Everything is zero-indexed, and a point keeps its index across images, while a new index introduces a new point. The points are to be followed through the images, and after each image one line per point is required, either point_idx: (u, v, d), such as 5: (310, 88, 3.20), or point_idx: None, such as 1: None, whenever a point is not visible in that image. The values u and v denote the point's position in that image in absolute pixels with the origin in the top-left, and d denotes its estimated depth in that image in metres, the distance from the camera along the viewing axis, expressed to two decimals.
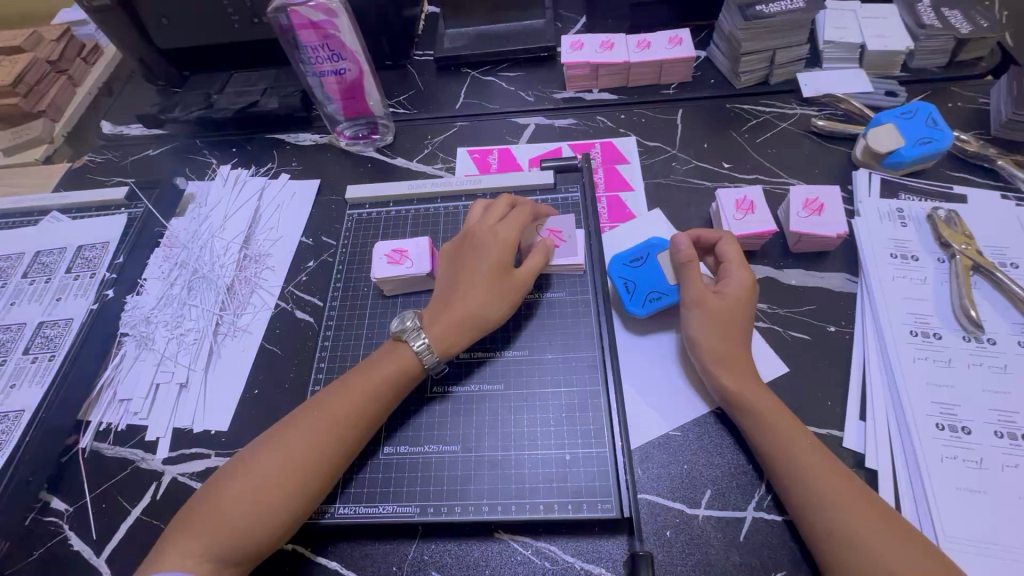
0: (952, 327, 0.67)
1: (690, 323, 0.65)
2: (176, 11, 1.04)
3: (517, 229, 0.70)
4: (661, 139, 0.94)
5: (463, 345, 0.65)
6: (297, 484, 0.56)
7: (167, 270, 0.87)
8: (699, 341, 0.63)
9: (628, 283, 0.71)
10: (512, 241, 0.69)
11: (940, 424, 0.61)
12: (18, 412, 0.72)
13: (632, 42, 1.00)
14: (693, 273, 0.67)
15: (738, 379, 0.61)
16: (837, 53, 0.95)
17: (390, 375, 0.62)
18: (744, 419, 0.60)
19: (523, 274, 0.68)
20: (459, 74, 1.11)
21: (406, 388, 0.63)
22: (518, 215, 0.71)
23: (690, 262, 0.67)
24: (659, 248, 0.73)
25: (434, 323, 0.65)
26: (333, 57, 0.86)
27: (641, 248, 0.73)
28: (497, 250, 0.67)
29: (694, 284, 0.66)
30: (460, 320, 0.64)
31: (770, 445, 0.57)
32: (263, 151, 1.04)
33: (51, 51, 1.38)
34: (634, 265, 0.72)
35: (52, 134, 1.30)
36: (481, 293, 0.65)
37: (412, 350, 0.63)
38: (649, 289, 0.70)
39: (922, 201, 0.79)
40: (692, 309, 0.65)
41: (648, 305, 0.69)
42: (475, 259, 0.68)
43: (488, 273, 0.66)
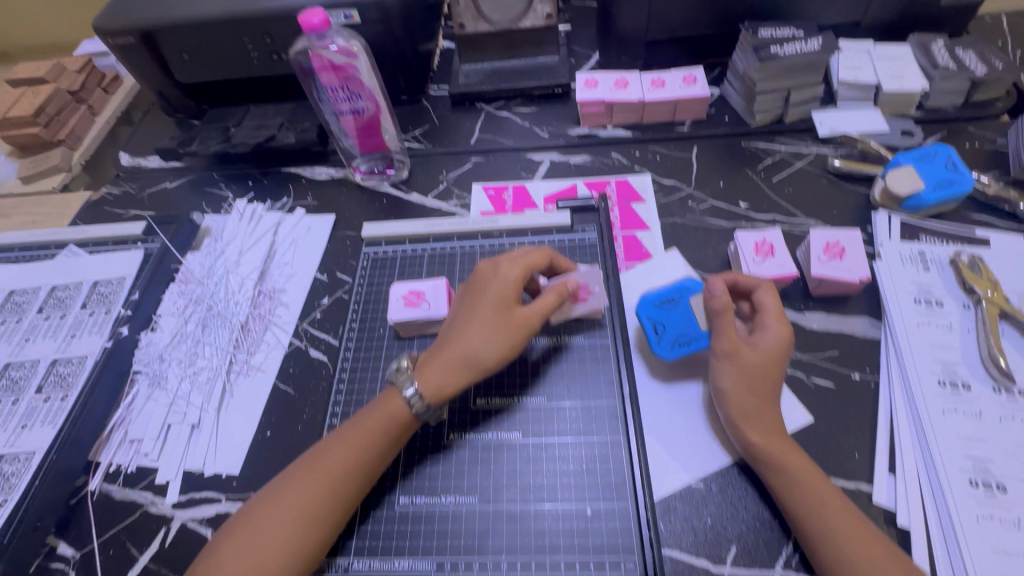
0: (981, 377, 0.66)
1: (717, 374, 0.63)
2: (197, 48, 1.05)
3: (523, 266, 0.67)
4: (677, 177, 0.94)
5: (455, 390, 0.62)
6: (297, 542, 0.55)
7: (182, 306, 0.87)
8: (726, 392, 0.62)
9: (657, 324, 0.70)
10: (517, 279, 0.66)
11: (973, 480, 0.59)
12: (28, 453, 0.71)
13: (647, 80, 1.00)
14: (727, 322, 0.64)
15: (765, 433, 0.59)
16: (852, 92, 0.96)
17: (383, 423, 0.61)
18: (770, 475, 0.58)
19: (532, 313, 0.64)
20: (474, 109, 1.12)
21: (402, 438, 0.62)
22: (527, 254, 0.69)
23: (724, 311, 0.64)
24: (691, 291, 0.71)
25: (427, 366, 0.63)
26: (351, 97, 0.87)
27: (672, 288, 0.72)
28: (498, 289, 0.65)
29: (726, 334, 0.64)
30: (452, 362, 0.62)
31: (800, 505, 0.55)
32: (278, 185, 1.05)
33: (73, 82, 1.41)
34: (663, 306, 0.71)
35: (70, 162, 1.32)
36: (476, 334, 0.63)
37: (404, 398, 0.62)
38: (678, 333, 0.69)
39: (943, 243, 0.78)
40: (722, 360, 0.63)
41: (676, 349, 0.68)
42: (475, 299, 0.66)
43: (487, 313, 0.64)
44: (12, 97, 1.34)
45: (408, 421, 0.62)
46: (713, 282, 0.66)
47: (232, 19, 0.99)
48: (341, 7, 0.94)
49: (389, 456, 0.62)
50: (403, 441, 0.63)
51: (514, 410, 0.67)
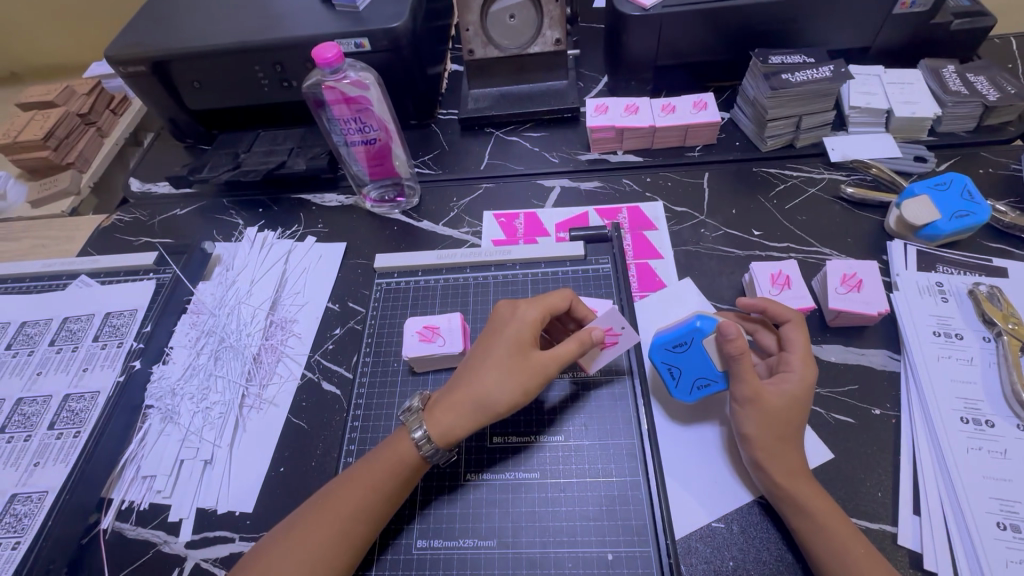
0: (1004, 414, 0.65)
1: (739, 419, 0.63)
2: (208, 76, 1.05)
3: (542, 309, 0.67)
4: (689, 204, 0.94)
5: (465, 432, 0.62)
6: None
7: (194, 338, 0.87)
8: (748, 436, 0.62)
9: (673, 369, 0.68)
10: (535, 322, 0.65)
11: (1001, 522, 0.58)
12: (42, 492, 0.71)
13: (657, 106, 1.00)
14: (745, 365, 0.63)
15: (787, 475, 0.59)
16: (864, 118, 0.95)
17: (392, 463, 0.61)
18: (794, 517, 0.58)
19: (547, 359, 0.63)
20: (483, 134, 1.12)
21: (412, 479, 0.62)
22: (547, 297, 0.68)
23: (741, 354, 0.62)
24: (704, 333, 0.66)
25: (439, 405, 0.63)
26: (362, 128, 0.87)
27: (683, 332, 0.67)
28: (515, 331, 0.65)
29: (745, 377, 0.62)
30: (462, 404, 0.62)
31: (824, 549, 0.55)
32: (288, 212, 1.05)
33: (83, 104, 1.41)
34: (676, 350, 0.68)
35: (79, 186, 1.31)
36: (487, 376, 0.62)
37: (412, 439, 0.62)
38: (696, 376, 0.67)
39: (961, 273, 0.77)
40: (745, 407, 0.62)
41: (696, 392, 0.68)
42: (492, 341, 0.66)
43: (502, 356, 0.63)
44: (23, 121, 1.34)
45: (418, 464, 0.61)
46: (727, 325, 0.62)
47: (243, 48, 1.00)
48: (351, 36, 0.95)
49: (400, 499, 0.61)
50: (414, 483, 0.63)
51: (534, 451, 0.67)
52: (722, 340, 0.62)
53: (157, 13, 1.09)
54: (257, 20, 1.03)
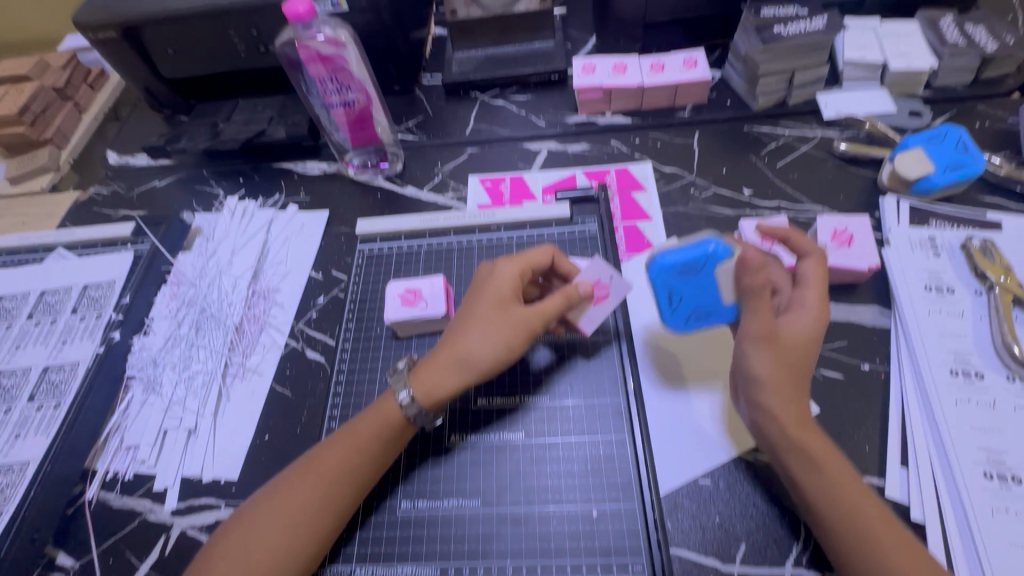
0: (995, 366, 0.64)
1: (746, 360, 0.61)
2: (182, 41, 1.01)
3: (522, 265, 0.65)
4: (678, 164, 0.92)
5: (450, 393, 0.60)
6: (284, 549, 0.54)
7: (175, 308, 0.85)
8: (754, 377, 0.60)
9: (676, 295, 0.66)
10: (515, 279, 0.64)
11: (988, 472, 0.58)
12: (23, 464, 0.70)
13: (645, 64, 0.97)
14: (761, 301, 0.61)
15: (788, 419, 0.58)
16: (858, 72, 0.93)
17: (376, 425, 0.60)
18: (778, 452, 0.57)
19: (532, 315, 0.62)
20: (468, 98, 1.09)
21: (399, 441, 0.61)
22: (526, 254, 0.66)
23: (757, 289, 0.60)
24: (719, 258, 0.64)
25: (425, 365, 0.62)
26: (341, 88, 0.84)
27: (697, 254, 0.64)
28: (495, 288, 0.63)
29: (757, 314, 0.61)
30: (446, 363, 0.61)
31: (808, 481, 0.55)
32: (270, 181, 1.02)
33: (58, 78, 1.29)
34: (684, 273, 0.65)
35: (59, 162, 1.22)
36: (470, 334, 0.61)
37: (397, 402, 0.60)
38: (698, 307, 0.66)
39: (954, 228, 0.76)
40: (759, 344, 0.60)
41: (692, 324, 0.67)
42: (472, 300, 0.64)
43: (483, 313, 0.62)
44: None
45: (406, 429, 0.61)
46: (750, 256, 0.61)
47: (216, 10, 0.96)
48: None
49: (386, 465, 0.60)
50: (401, 449, 0.62)
51: (521, 411, 0.66)
52: (740, 271, 0.61)
53: None
54: None
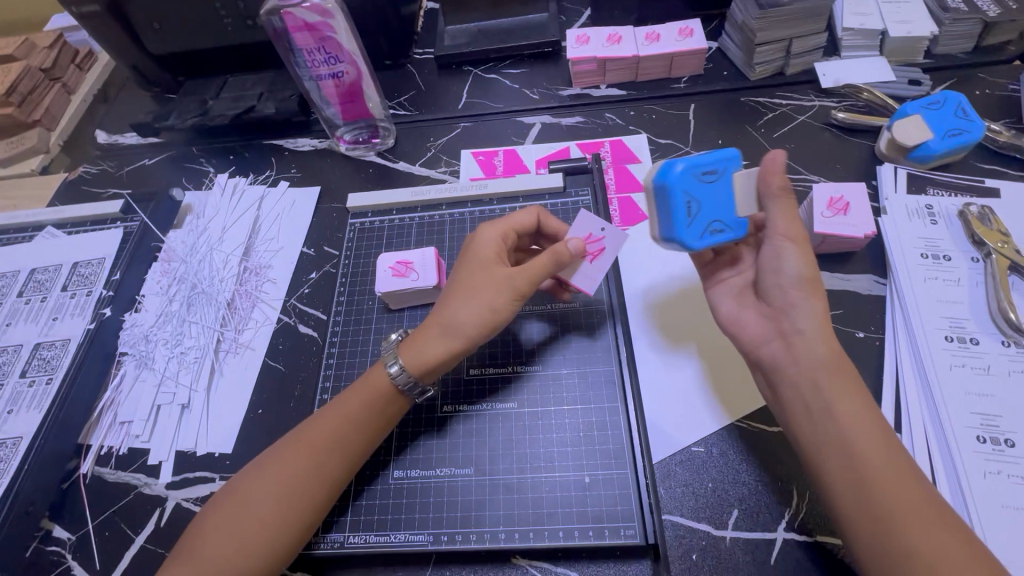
0: (989, 331, 0.64)
1: (782, 258, 0.59)
2: (167, 15, 0.98)
3: (504, 230, 0.65)
4: (673, 136, 0.90)
5: (440, 358, 0.59)
6: (278, 519, 0.54)
7: (167, 285, 0.85)
8: (793, 276, 0.58)
9: (695, 202, 0.59)
10: (497, 243, 0.63)
11: (981, 436, 0.58)
12: (16, 438, 0.70)
13: (641, 34, 0.95)
14: (786, 202, 0.59)
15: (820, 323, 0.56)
16: (857, 40, 0.91)
17: (364, 393, 0.59)
18: (802, 378, 0.55)
19: (518, 275, 0.60)
20: (460, 72, 1.07)
21: (389, 411, 0.60)
22: (508, 220, 0.66)
23: (784, 192, 0.58)
24: (732, 166, 0.61)
25: (413, 337, 0.61)
26: (329, 59, 0.83)
27: (715, 159, 0.60)
28: (477, 254, 0.63)
29: (787, 214, 0.58)
30: (433, 331, 0.60)
31: (838, 403, 0.52)
32: (261, 158, 1.01)
33: (44, 58, 1.21)
34: (701, 179, 0.60)
35: (49, 144, 1.15)
36: (455, 299, 0.60)
37: (387, 372, 0.60)
38: (714, 218, 0.60)
39: (951, 195, 0.75)
40: (793, 244, 0.58)
41: (708, 237, 0.60)
42: (457, 269, 0.64)
43: (467, 278, 0.61)
44: None
45: (403, 404, 0.61)
46: (775, 155, 0.58)
47: None
48: None
49: (380, 435, 0.60)
50: (394, 423, 0.61)
51: (516, 382, 0.66)
52: (765, 171, 0.58)
53: None
54: None
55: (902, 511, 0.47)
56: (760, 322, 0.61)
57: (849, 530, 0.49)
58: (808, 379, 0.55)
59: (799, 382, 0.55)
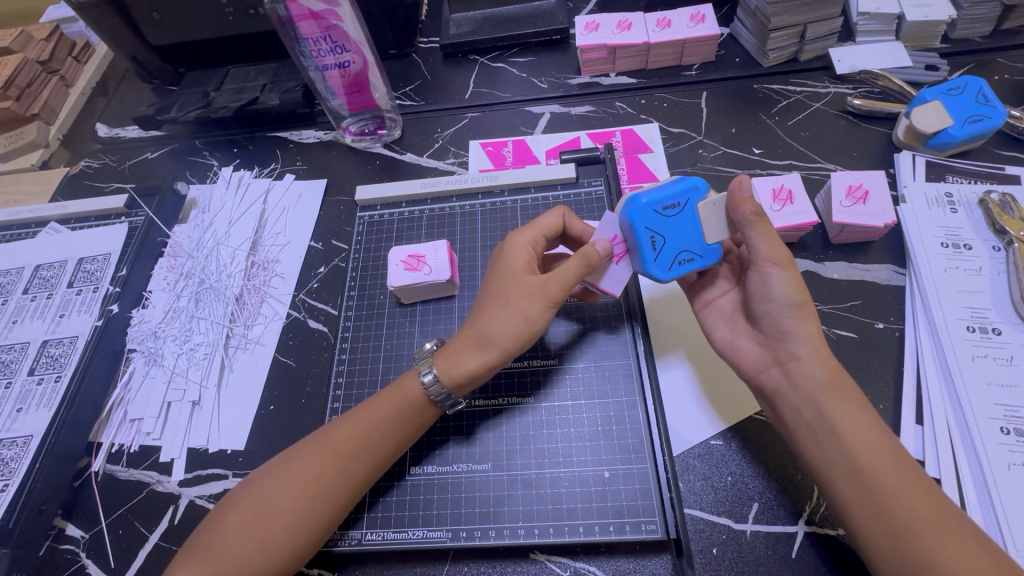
0: (1012, 321, 0.63)
1: (770, 285, 0.58)
2: (167, 5, 0.95)
3: (534, 234, 0.64)
4: (686, 125, 0.89)
5: (475, 372, 0.58)
6: (299, 520, 0.53)
7: (173, 281, 0.84)
8: (784, 302, 0.57)
9: (657, 238, 0.58)
10: (528, 249, 0.63)
11: (1005, 427, 0.57)
12: (27, 437, 0.69)
13: (651, 21, 0.93)
14: (763, 228, 0.57)
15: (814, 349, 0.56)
16: (873, 25, 0.89)
17: (395, 402, 0.58)
18: (821, 375, 0.55)
19: (550, 281, 0.58)
20: (467, 61, 1.05)
21: (419, 421, 0.59)
22: (538, 223, 0.65)
23: (758, 219, 0.56)
24: (697, 195, 0.59)
25: (448, 347, 0.60)
26: (336, 49, 0.80)
27: (676, 193, 0.58)
28: (508, 260, 0.62)
29: (766, 240, 0.57)
30: (468, 344, 0.59)
31: (846, 422, 0.52)
32: (265, 150, 1.00)
33: (42, 50, 1.18)
34: (664, 214, 0.58)
35: (48, 137, 1.13)
36: (487, 307, 0.60)
37: (420, 381, 0.59)
38: (682, 250, 0.60)
39: (971, 183, 0.74)
40: (779, 269, 0.57)
41: (676, 269, 0.60)
42: (489, 276, 0.63)
43: (499, 285, 0.61)
44: None
45: (434, 415, 0.60)
46: (742, 181, 0.56)
47: None
48: None
49: (407, 443, 0.59)
50: (423, 431, 0.61)
51: (543, 384, 0.65)
52: (734, 200, 0.56)
53: None
54: None
55: (918, 520, 0.47)
56: (754, 348, 0.60)
57: (863, 539, 0.49)
58: (810, 405, 0.54)
59: (807, 395, 0.55)
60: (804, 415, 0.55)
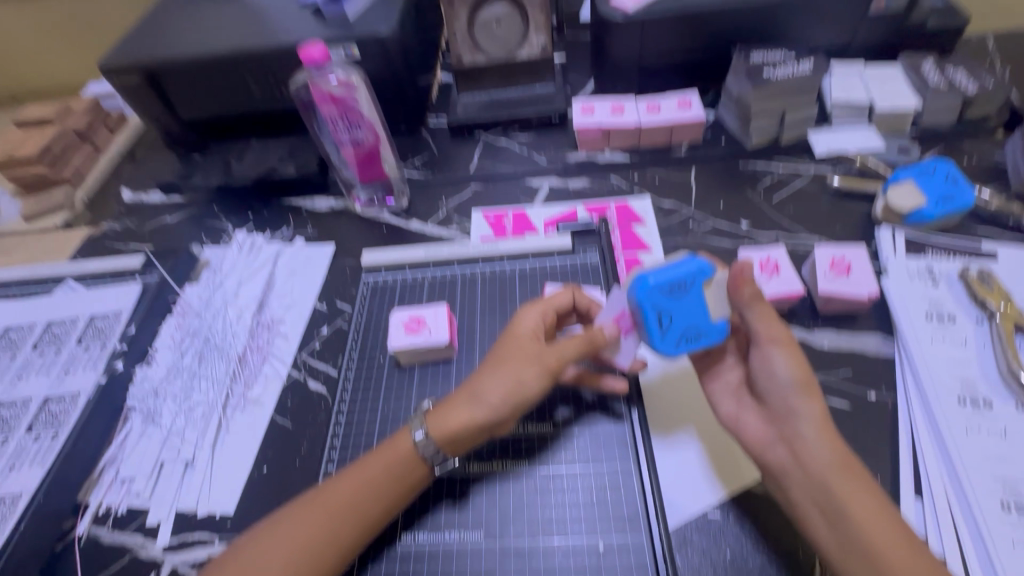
0: (1002, 394, 0.64)
1: (773, 363, 0.60)
2: (200, 85, 1.05)
3: (543, 308, 0.66)
4: (677, 199, 0.94)
5: (463, 430, 0.59)
6: None
7: (179, 339, 0.85)
8: (788, 381, 0.59)
9: (664, 317, 0.60)
10: (535, 320, 0.65)
11: (1005, 503, 0.57)
12: (16, 495, 0.70)
13: (642, 106, 1.01)
14: (763, 309, 0.60)
15: (817, 424, 0.56)
16: (846, 112, 0.96)
17: (389, 465, 0.58)
18: (821, 452, 0.55)
19: (550, 353, 0.61)
20: (472, 139, 1.13)
21: (410, 484, 0.59)
22: (548, 298, 0.68)
23: (756, 300, 0.60)
24: (705, 276, 0.60)
25: (441, 403, 0.61)
26: (351, 126, 0.89)
27: (684, 274, 0.59)
28: (514, 329, 0.64)
29: (765, 320, 0.60)
30: (461, 401, 0.60)
31: (854, 504, 0.52)
32: (279, 216, 1.05)
33: (79, 121, 1.28)
34: (672, 293, 0.60)
35: (74, 199, 1.20)
36: (486, 370, 0.61)
37: (411, 439, 0.59)
38: (688, 328, 0.60)
39: (949, 257, 0.77)
40: (780, 348, 0.60)
41: (683, 346, 0.61)
42: (494, 343, 0.66)
43: (501, 351, 0.63)
44: (16, 138, 1.22)
45: (424, 475, 0.59)
46: (743, 264, 0.61)
47: (233, 57, 1.00)
48: (342, 44, 0.96)
49: (397, 507, 0.58)
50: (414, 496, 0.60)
51: (538, 450, 0.65)
52: (736, 280, 0.60)
53: (147, 24, 1.09)
54: (245, 30, 1.03)
55: None
56: (761, 424, 0.61)
57: None
58: (817, 483, 0.54)
59: (812, 477, 0.54)
60: (814, 495, 0.54)
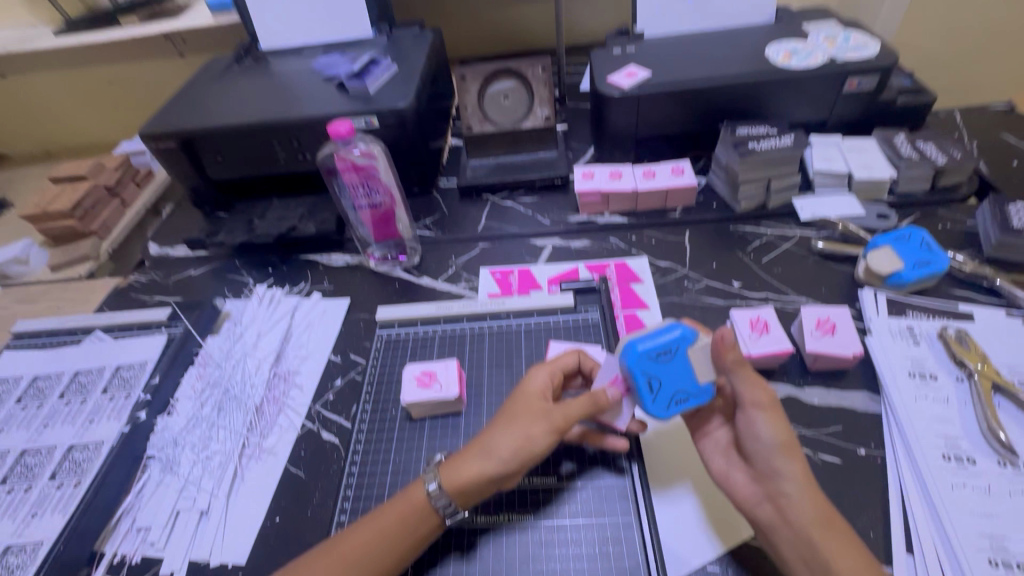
0: (984, 451, 0.67)
1: (757, 427, 0.63)
2: (231, 150, 1.13)
3: (551, 369, 0.71)
4: (672, 259, 1.00)
5: (474, 483, 0.62)
6: None
7: (200, 390, 0.90)
8: (770, 443, 0.62)
9: (653, 381, 0.64)
10: (543, 380, 0.70)
11: (993, 559, 0.59)
12: (37, 543, 0.71)
13: (638, 173, 1.10)
14: (747, 373, 0.64)
15: (801, 480, 0.60)
16: (827, 180, 1.04)
17: (403, 516, 0.61)
18: (804, 507, 0.58)
19: (558, 411, 0.65)
20: (480, 200, 1.21)
21: (422, 535, 0.61)
22: (556, 359, 0.73)
23: (739, 365, 0.64)
24: (688, 342, 0.65)
25: (453, 456, 0.65)
26: (369, 191, 0.96)
27: (668, 341, 0.65)
28: (524, 386, 0.69)
29: (749, 384, 0.64)
30: (472, 454, 0.64)
31: (836, 557, 0.55)
32: (297, 271, 1.11)
33: (111, 178, 1.37)
34: (659, 359, 0.65)
35: (98, 250, 1.27)
36: (497, 426, 0.65)
37: (425, 490, 0.62)
38: (677, 390, 0.65)
39: (929, 318, 0.82)
40: (764, 412, 0.63)
41: (674, 408, 0.65)
42: (505, 400, 0.70)
43: (512, 407, 0.67)
44: (52, 194, 1.31)
45: (435, 526, 0.62)
46: (724, 333, 0.64)
47: (262, 126, 1.09)
48: (363, 115, 1.04)
49: (408, 559, 0.61)
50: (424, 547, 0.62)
51: (544, 502, 0.68)
52: (718, 348, 0.64)
53: (185, 96, 1.19)
54: (275, 102, 1.13)
55: None
56: (747, 483, 0.64)
57: None
58: (803, 538, 0.57)
59: (798, 531, 0.57)
60: (800, 549, 0.57)
